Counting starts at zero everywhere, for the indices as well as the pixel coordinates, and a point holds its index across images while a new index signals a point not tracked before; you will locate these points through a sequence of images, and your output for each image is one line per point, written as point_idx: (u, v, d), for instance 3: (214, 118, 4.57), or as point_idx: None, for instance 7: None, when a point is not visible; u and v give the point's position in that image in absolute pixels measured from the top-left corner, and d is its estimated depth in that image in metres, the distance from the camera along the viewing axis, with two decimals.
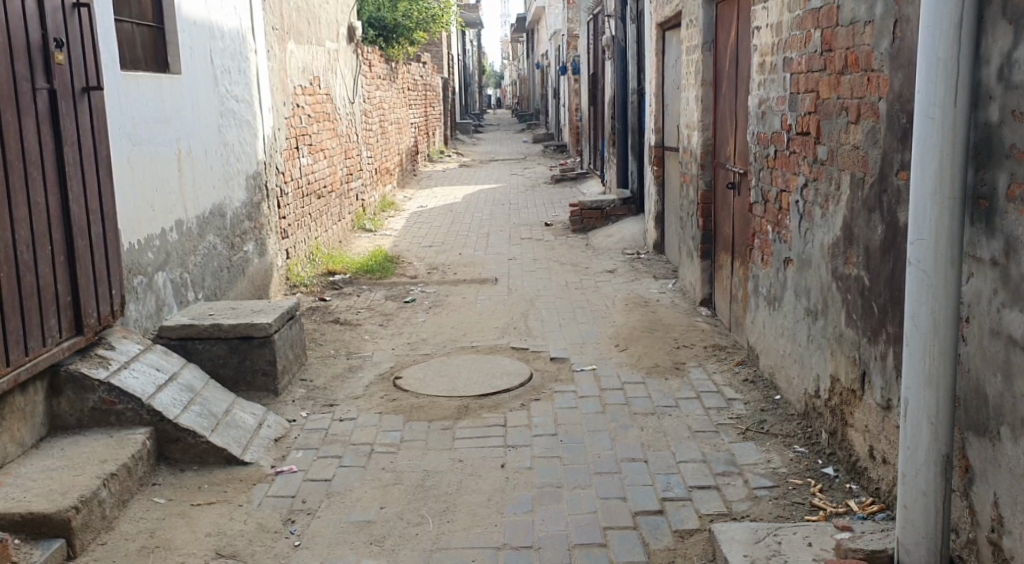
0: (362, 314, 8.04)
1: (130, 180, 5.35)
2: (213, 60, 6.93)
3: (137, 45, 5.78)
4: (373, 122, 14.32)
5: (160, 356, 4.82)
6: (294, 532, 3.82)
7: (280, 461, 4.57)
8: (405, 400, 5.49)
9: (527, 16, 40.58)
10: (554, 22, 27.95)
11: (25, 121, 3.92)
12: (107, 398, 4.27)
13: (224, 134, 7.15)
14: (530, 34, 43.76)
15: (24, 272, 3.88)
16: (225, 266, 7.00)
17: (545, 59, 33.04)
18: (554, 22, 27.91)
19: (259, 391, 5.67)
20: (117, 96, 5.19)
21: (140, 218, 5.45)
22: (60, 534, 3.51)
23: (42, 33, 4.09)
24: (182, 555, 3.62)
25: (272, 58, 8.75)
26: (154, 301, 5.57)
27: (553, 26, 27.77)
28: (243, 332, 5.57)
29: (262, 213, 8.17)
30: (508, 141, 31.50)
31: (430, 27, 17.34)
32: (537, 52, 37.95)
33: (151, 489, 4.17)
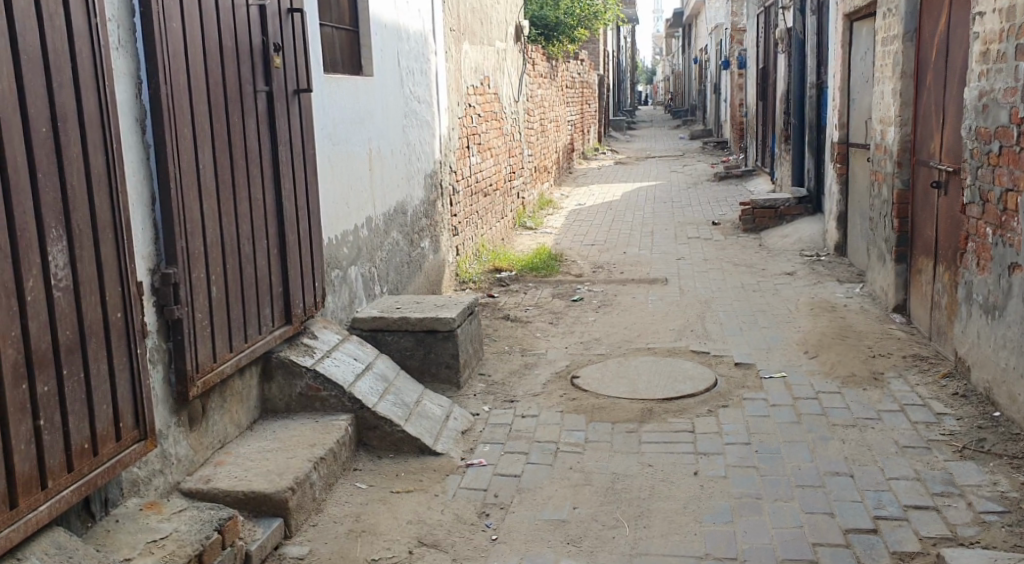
0: (531, 312, 8.11)
1: (330, 179, 5.58)
2: (399, 61, 7.16)
3: (336, 48, 6.04)
4: (535, 120, 14.43)
5: (356, 346, 5.03)
6: (490, 525, 3.88)
7: (469, 454, 4.65)
8: (586, 400, 5.46)
9: (687, 11, 39.65)
10: (715, 15, 27.18)
11: (248, 122, 4.16)
12: (313, 385, 4.50)
13: (407, 134, 7.37)
14: (689, 31, 43.07)
15: (245, 265, 4.13)
16: (405, 262, 7.22)
17: (706, 56, 32.44)
18: (716, 15, 27.11)
19: (443, 383, 5.80)
20: (321, 97, 5.43)
21: (338, 215, 5.68)
22: (278, 513, 3.73)
23: (263, 38, 4.33)
24: (387, 541, 3.77)
25: (449, 58, 8.95)
26: (348, 294, 5.80)
27: (716, 19, 27.01)
28: (429, 326, 5.71)
29: (437, 210, 8.38)
30: (659, 138, 30.88)
31: (590, 23, 17.43)
32: (696, 46, 37.04)
33: (353, 474, 4.35)
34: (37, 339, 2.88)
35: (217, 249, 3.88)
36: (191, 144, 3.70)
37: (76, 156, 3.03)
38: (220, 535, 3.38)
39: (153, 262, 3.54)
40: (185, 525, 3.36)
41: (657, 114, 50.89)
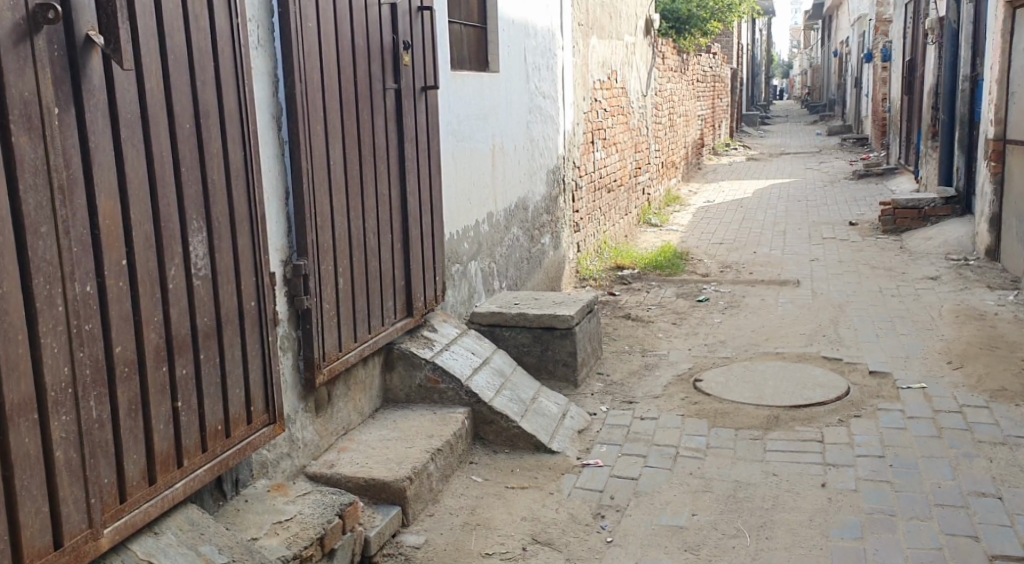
0: (654, 311, 7.97)
1: (454, 174, 5.61)
2: (525, 57, 7.15)
3: (464, 45, 6.08)
4: (663, 115, 14.21)
5: (474, 340, 5.06)
6: (605, 527, 3.85)
7: (586, 454, 4.61)
8: (708, 404, 5.32)
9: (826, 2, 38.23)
10: (858, 6, 26.02)
11: (377, 118, 4.23)
12: (432, 376, 4.55)
13: (531, 130, 7.36)
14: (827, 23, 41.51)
15: (370, 258, 4.20)
16: (525, 258, 7.22)
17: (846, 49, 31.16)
18: (859, 6, 25.96)
19: (560, 381, 5.77)
20: (447, 94, 5.46)
21: (460, 210, 5.70)
22: (396, 502, 3.81)
23: (393, 36, 4.39)
24: (501, 536, 3.80)
25: (576, 53, 8.90)
26: (467, 288, 5.84)
27: (858, 10, 25.91)
28: (547, 323, 5.67)
29: (559, 205, 8.34)
30: (794, 134, 29.85)
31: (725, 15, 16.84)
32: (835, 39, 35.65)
33: (469, 467, 4.39)
34: (177, 325, 3.00)
35: (344, 242, 3.97)
36: (323, 140, 3.78)
37: (216, 151, 3.15)
38: (340, 520, 3.48)
39: (286, 253, 3.64)
40: (309, 509, 3.47)
41: (790, 109, 49.32)
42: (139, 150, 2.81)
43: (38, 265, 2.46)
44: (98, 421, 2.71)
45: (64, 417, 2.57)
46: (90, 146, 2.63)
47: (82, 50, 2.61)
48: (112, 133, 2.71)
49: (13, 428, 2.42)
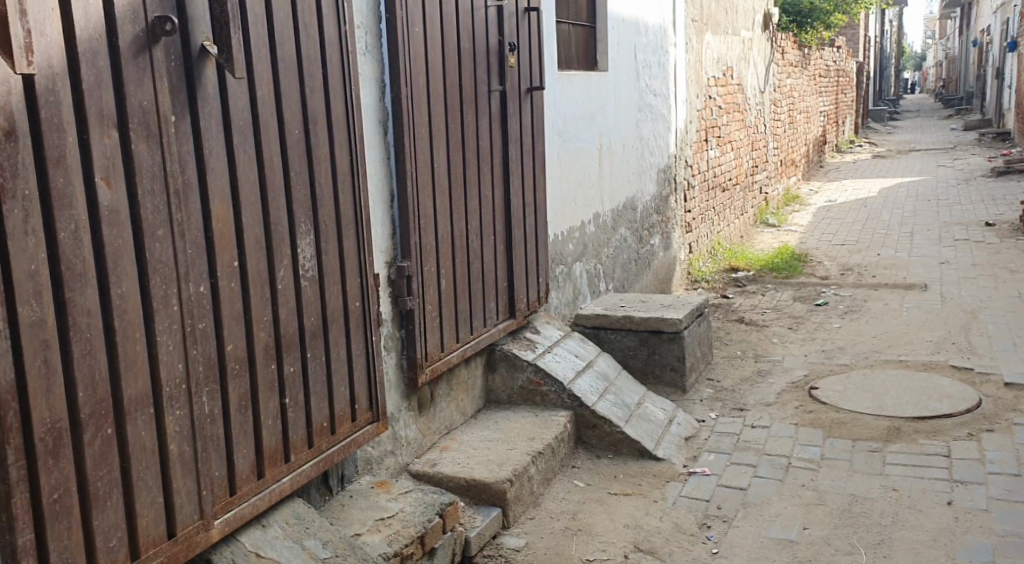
0: (768, 315, 7.75)
1: (560, 175, 5.59)
2: (636, 55, 7.06)
3: (572, 44, 6.04)
4: (782, 112, 13.78)
5: (578, 342, 5.03)
6: (711, 538, 3.76)
7: (692, 461, 4.52)
8: (824, 413, 5.13)
9: None
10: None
11: (482, 120, 4.25)
12: (534, 379, 4.54)
13: (641, 129, 7.27)
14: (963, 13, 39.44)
15: (473, 259, 4.23)
16: (633, 259, 7.14)
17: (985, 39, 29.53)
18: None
19: (668, 385, 5.67)
20: (553, 94, 5.45)
21: (566, 211, 5.67)
22: (497, 504, 3.82)
23: (499, 38, 4.41)
24: (603, 543, 3.76)
25: (690, 50, 8.73)
26: (572, 289, 5.81)
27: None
28: (654, 326, 5.58)
29: (670, 206, 8.21)
30: (926, 130, 28.49)
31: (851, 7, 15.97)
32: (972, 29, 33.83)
33: (571, 471, 4.37)
34: (285, 325, 3.09)
35: (448, 244, 4.01)
36: (427, 143, 3.83)
37: (324, 156, 3.23)
38: (441, 520, 3.51)
39: (390, 255, 3.70)
40: (410, 506, 3.52)
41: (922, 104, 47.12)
42: (251, 156, 2.91)
43: (154, 266, 2.57)
44: (209, 416, 2.81)
45: (178, 411, 2.68)
46: (204, 152, 2.73)
47: (197, 60, 2.71)
48: (224, 140, 2.81)
49: (130, 420, 2.53)
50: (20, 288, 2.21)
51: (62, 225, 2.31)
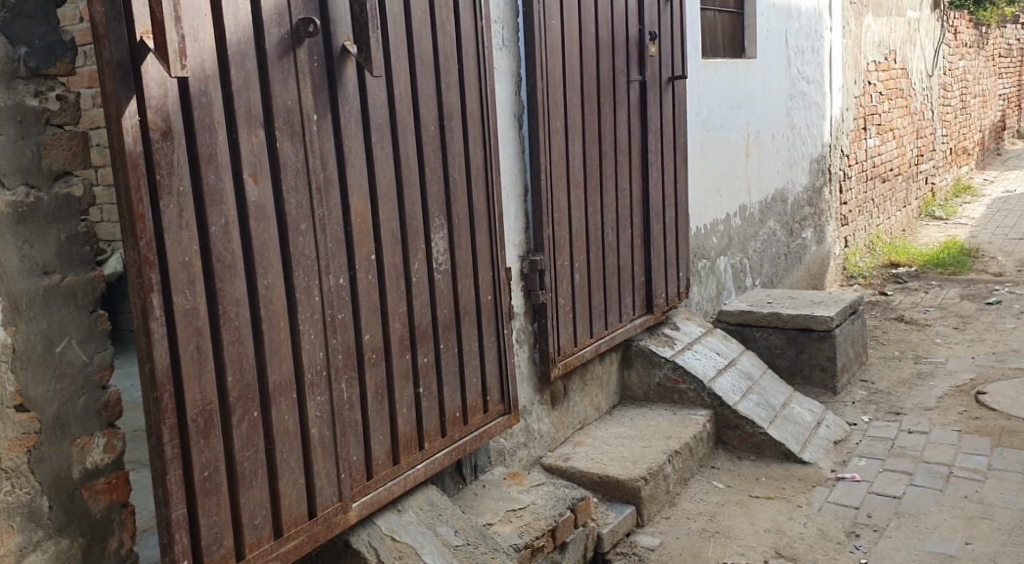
0: (932, 314, 7.29)
1: (703, 166, 5.44)
2: (787, 41, 6.79)
3: (718, 31, 5.87)
4: (953, 97, 12.92)
5: (720, 339, 4.90)
6: (860, 547, 3.58)
7: (841, 467, 4.32)
8: (992, 421, 4.78)
9: None
10: None
11: (620, 112, 4.20)
12: (672, 376, 4.46)
13: (792, 117, 6.98)
14: None
15: (609, 253, 4.19)
16: (782, 254, 6.87)
17: None
18: None
19: (817, 386, 5.43)
20: (697, 83, 5.31)
21: (709, 203, 5.52)
22: (631, 501, 3.78)
23: (639, 27, 4.33)
24: (742, 546, 3.65)
25: (848, 34, 8.31)
26: (715, 284, 5.67)
27: None
28: (803, 324, 5.34)
29: (824, 198, 7.85)
30: None
31: None
32: None
33: (709, 472, 4.26)
34: (419, 317, 3.16)
35: (582, 238, 3.99)
36: (563, 137, 3.82)
37: (458, 150, 3.28)
38: (573, 514, 3.50)
39: (524, 249, 3.72)
40: (542, 499, 3.52)
41: None
42: (388, 152, 2.98)
43: (297, 258, 2.67)
44: (347, 403, 2.90)
45: (318, 397, 2.78)
46: (344, 149, 2.83)
47: (338, 60, 2.81)
48: (363, 137, 2.90)
49: (274, 405, 2.64)
50: (176, 278, 2.34)
51: (213, 220, 2.43)
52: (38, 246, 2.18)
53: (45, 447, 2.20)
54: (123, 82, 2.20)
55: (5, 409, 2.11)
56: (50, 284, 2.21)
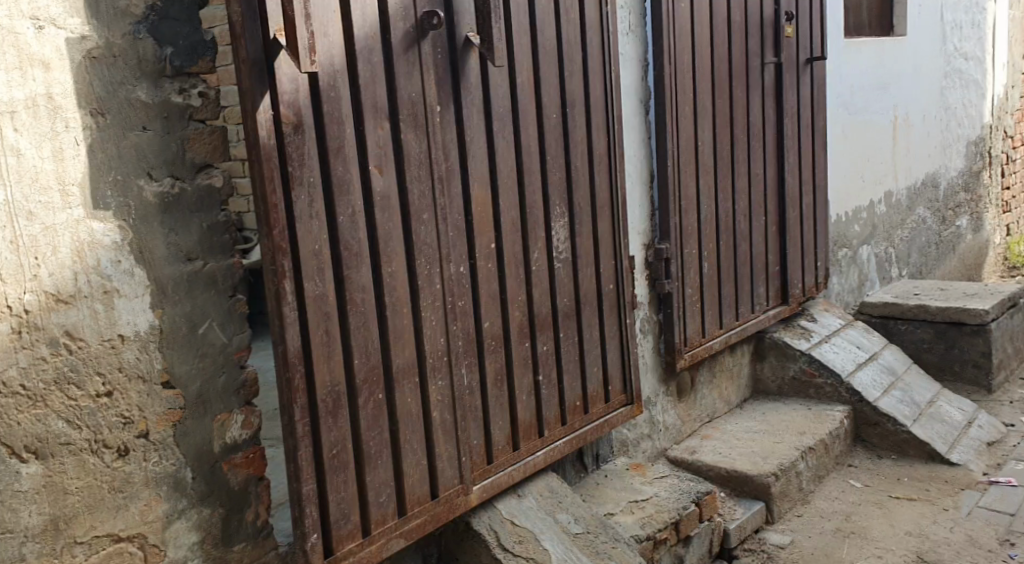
0: None
1: (845, 151, 5.19)
2: (942, 16, 6.38)
3: (863, 8, 5.58)
4: None
5: (861, 332, 4.69)
6: (1013, 556, 3.37)
7: (994, 470, 4.06)
8: None
9: None
10: None
11: (753, 96, 4.07)
12: (807, 369, 4.31)
13: (947, 97, 6.56)
14: None
15: (740, 242, 4.08)
16: (934, 243, 6.49)
17: None
18: None
19: (969, 384, 5.11)
20: (840, 64, 5.07)
21: (851, 190, 5.26)
22: (760, 497, 3.68)
23: (775, 7, 4.18)
24: (880, 549, 3.49)
25: (1014, 5, 7.72)
26: (857, 275, 5.42)
27: None
28: (954, 318, 5.03)
29: (983, 183, 7.35)
30: None
31: None
32: None
33: (846, 470, 4.10)
34: (539, 305, 3.18)
35: (712, 226, 3.90)
36: (691, 122, 3.74)
37: (581, 139, 3.27)
38: (698, 508, 3.44)
39: (649, 238, 3.68)
40: (666, 491, 3.48)
41: None
42: (510, 142, 3.01)
43: (419, 247, 2.73)
44: (469, 388, 2.95)
45: (440, 382, 2.84)
46: (466, 139, 2.87)
47: (461, 51, 2.85)
48: (485, 127, 2.93)
49: (399, 388, 2.71)
50: (306, 265, 2.42)
51: (340, 209, 2.51)
52: (182, 232, 2.25)
53: (190, 423, 2.28)
54: (258, 78, 2.29)
55: (153, 385, 2.20)
56: (194, 269, 2.28)
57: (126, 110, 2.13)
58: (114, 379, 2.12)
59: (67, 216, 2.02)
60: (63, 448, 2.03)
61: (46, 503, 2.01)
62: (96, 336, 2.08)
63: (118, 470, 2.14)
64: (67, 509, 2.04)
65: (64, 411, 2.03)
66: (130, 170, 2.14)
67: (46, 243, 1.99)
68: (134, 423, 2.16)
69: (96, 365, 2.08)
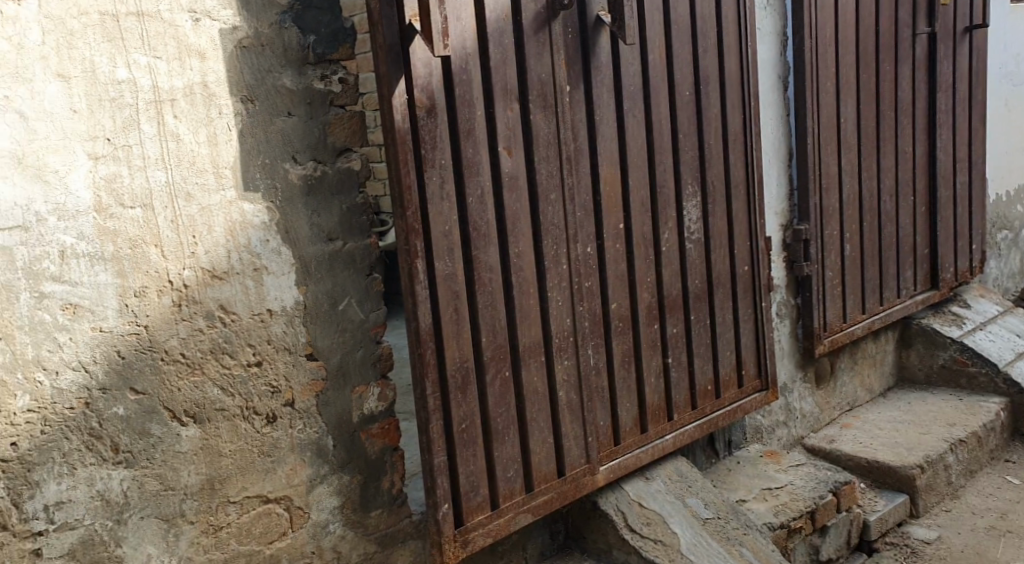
0: None
1: (1008, 125, 4.86)
2: None
3: None
4: None
5: (1020, 320, 4.41)
6: None
7: None
8: None
9: None
10: None
11: (903, 69, 3.87)
12: (959, 358, 4.09)
13: None
14: None
15: (886, 223, 3.91)
16: None
17: None
18: None
19: None
20: (1004, 32, 4.74)
21: (1013, 167, 4.92)
22: (904, 490, 3.53)
23: None
24: None
25: None
26: (1017, 259, 5.08)
27: None
28: None
29: None
30: None
31: None
32: None
33: (1001, 465, 3.87)
34: (669, 286, 3.15)
35: (855, 206, 3.75)
36: (834, 98, 3.60)
37: (715, 117, 3.22)
38: (835, 498, 3.33)
39: (786, 218, 3.58)
40: (800, 480, 3.39)
41: None
42: (640, 120, 2.99)
43: (547, 227, 2.76)
44: (595, 369, 2.96)
45: (566, 361, 2.86)
46: (595, 118, 2.87)
47: (592, 30, 2.85)
48: (615, 106, 2.92)
49: (526, 366, 2.75)
50: (437, 245, 2.49)
51: (470, 189, 2.57)
52: (324, 212, 2.36)
53: (331, 394, 2.40)
54: (393, 63, 2.37)
55: (298, 356, 2.33)
56: (335, 249, 2.38)
57: (273, 96, 2.25)
58: (263, 350, 2.25)
59: (220, 197, 2.16)
60: (218, 413, 2.18)
61: (203, 464, 2.16)
62: (247, 310, 2.22)
63: (266, 436, 2.27)
64: (222, 470, 2.19)
65: (219, 379, 2.18)
66: (277, 154, 2.26)
67: (203, 223, 2.13)
68: (280, 392, 2.30)
69: (247, 337, 2.22)
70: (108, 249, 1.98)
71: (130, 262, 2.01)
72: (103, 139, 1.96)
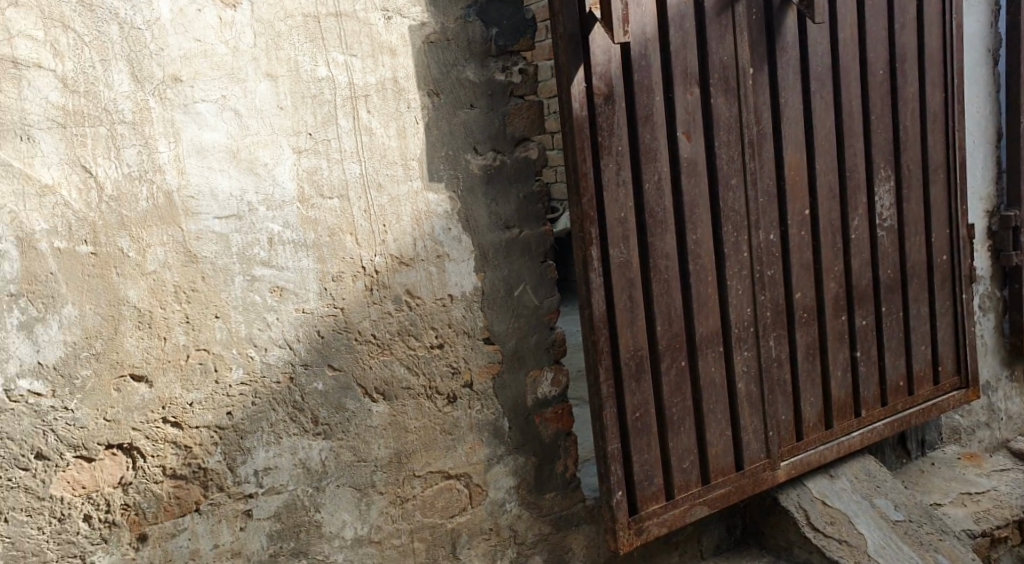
0: None
1: None
2: None
3: None
4: None
5: None
6: None
7: None
8: None
9: None
10: None
11: None
12: None
13: None
14: None
15: None
16: None
17: None
18: None
19: None
20: None
21: None
22: None
23: None
24: None
25: None
26: None
27: None
28: None
29: None
30: None
31: None
32: None
33: None
34: (858, 275, 3.01)
35: None
36: None
37: (911, 96, 3.05)
38: None
39: (993, 203, 3.41)
40: (1006, 486, 3.20)
41: None
42: (829, 101, 2.87)
43: (727, 213, 2.71)
44: (777, 361, 2.88)
45: (745, 353, 2.79)
46: (780, 101, 2.78)
47: (778, 9, 2.76)
48: (802, 87, 2.82)
49: (703, 356, 2.71)
50: (613, 232, 2.50)
51: (648, 175, 2.55)
52: (502, 202, 2.42)
53: (507, 376, 2.47)
54: (574, 53, 2.39)
55: (476, 340, 2.41)
56: (511, 236, 2.44)
57: (457, 90, 2.33)
58: (445, 333, 2.35)
59: (408, 187, 2.26)
60: (405, 391, 2.29)
61: (391, 438, 2.27)
62: (431, 294, 2.31)
63: (447, 414, 2.37)
64: (408, 445, 2.30)
65: (405, 359, 2.29)
66: (460, 145, 2.34)
67: (392, 212, 2.24)
68: (460, 373, 2.38)
69: (431, 320, 2.32)
70: (310, 236, 2.12)
71: (328, 249, 2.15)
72: (305, 134, 2.10)
